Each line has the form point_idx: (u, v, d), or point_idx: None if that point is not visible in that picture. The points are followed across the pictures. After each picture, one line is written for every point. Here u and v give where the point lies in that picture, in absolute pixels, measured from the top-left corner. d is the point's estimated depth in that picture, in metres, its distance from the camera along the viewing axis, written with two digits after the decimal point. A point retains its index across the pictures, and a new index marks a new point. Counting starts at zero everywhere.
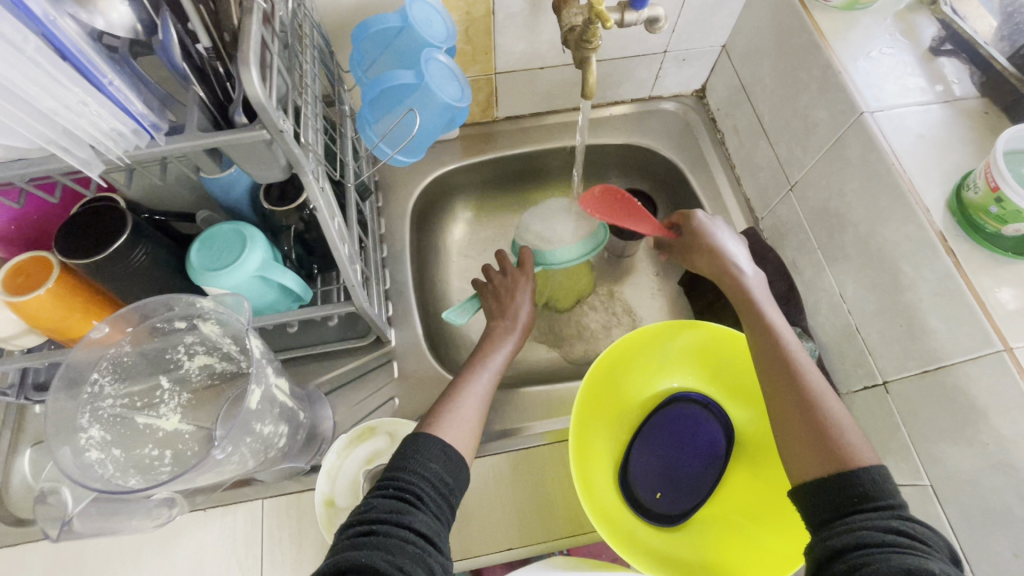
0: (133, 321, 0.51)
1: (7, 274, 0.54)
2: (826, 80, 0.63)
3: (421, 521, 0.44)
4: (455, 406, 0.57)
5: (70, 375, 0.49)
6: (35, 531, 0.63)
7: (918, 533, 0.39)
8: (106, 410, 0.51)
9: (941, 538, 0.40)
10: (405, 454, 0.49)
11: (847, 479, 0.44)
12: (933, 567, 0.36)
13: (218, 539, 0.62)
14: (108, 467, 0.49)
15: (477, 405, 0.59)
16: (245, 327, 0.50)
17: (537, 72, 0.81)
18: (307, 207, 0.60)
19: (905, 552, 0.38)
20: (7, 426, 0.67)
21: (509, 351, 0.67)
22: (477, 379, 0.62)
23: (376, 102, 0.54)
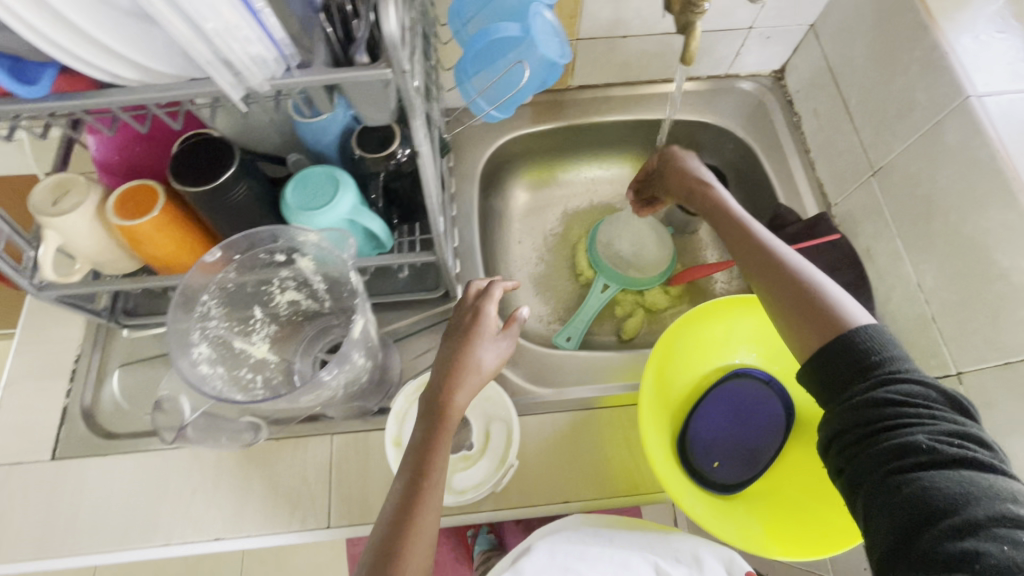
0: (241, 249, 0.54)
1: (118, 201, 0.58)
2: (930, 62, 0.62)
3: None
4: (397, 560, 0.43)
5: (186, 294, 0.52)
6: (120, 446, 0.67)
7: (916, 394, 0.42)
8: (212, 330, 0.54)
9: (936, 382, 0.43)
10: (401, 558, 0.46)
11: (847, 359, 0.46)
12: (924, 438, 0.40)
13: (290, 467, 0.66)
14: (217, 382, 0.52)
15: (427, 542, 0.46)
16: (348, 263, 0.53)
17: (619, 41, 0.80)
18: (396, 156, 0.62)
19: (899, 433, 0.41)
20: (98, 345, 0.72)
21: (447, 441, 0.51)
22: (425, 503, 0.46)
23: (480, 55, 0.54)
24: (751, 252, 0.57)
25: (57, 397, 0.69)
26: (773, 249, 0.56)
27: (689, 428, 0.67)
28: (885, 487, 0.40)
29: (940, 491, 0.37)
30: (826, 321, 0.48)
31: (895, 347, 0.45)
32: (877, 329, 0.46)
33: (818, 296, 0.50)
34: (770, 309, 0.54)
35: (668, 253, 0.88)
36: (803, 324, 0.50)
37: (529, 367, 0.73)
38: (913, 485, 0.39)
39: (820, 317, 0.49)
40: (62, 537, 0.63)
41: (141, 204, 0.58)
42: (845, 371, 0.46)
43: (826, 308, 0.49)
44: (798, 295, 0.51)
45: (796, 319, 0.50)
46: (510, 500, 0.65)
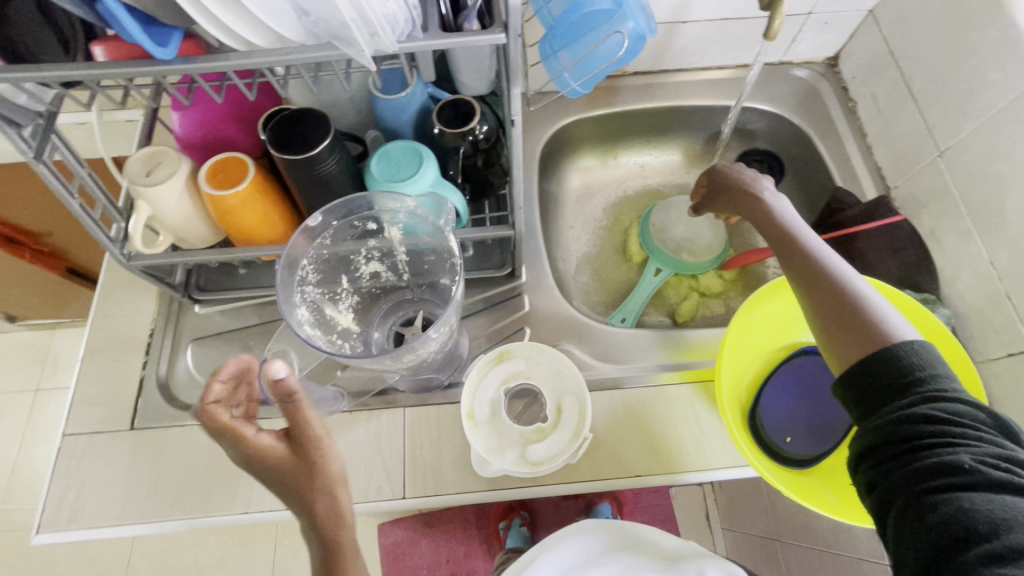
0: (339, 215, 0.57)
1: (208, 172, 0.60)
2: (1006, 41, 0.62)
3: None
4: None
5: (290, 258, 0.55)
6: (196, 416, 0.68)
7: (962, 414, 0.42)
8: (308, 294, 0.58)
9: (982, 402, 0.43)
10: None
11: (887, 373, 0.45)
12: (965, 458, 0.40)
13: (363, 439, 0.67)
14: (318, 341, 0.56)
15: None
16: (444, 229, 0.56)
17: (680, 26, 0.82)
18: (474, 133, 0.63)
19: (939, 453, 0.41)
20: (169, 320, 0.74)
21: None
22: None
23: (569, 31, 0.56)
24: (796, 259, 0.56)
25: (133, 368, 0.71)
26: (819, 257, 0.54)
27: (759, 403, 0.67)
28: (921, 506, 0.40)
29: (980, 513, 0.38)
30: (871, 337, 0.47)
31: (941, 364, 0.45)
32: (925, 348, 0.45)
33: (861, 308, 0.49)
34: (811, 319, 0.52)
35: (722, 237, 0.89)
36: (843, 333, 0.49)
37: (594, 344, 0.74)
38: (951, 506, 0.39)
39: (865, 332, 0.48)
40: (143, 504, 0.64)
41: (231, 175, 0.60)
42: (884, 388, 0.45)
43: (870, 322, 0.48)
44: (842, 307, 0.50)
45: (836, 328, 0.49)
46: (583, 472, 0.65)
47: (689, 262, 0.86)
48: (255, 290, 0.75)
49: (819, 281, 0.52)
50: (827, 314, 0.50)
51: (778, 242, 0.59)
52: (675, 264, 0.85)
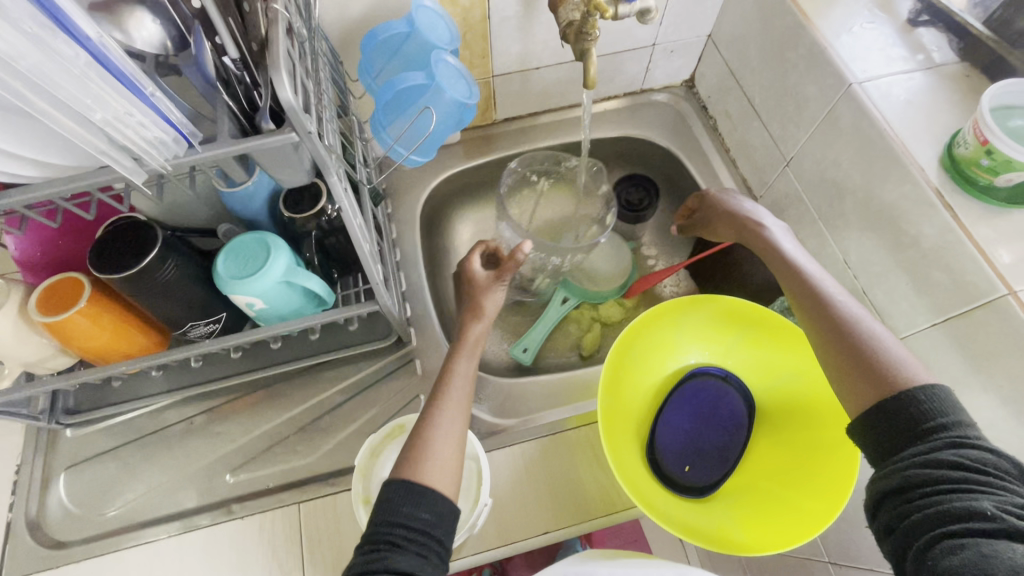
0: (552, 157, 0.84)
1: (41, 295, 0.57)
2: (814, 57, 0.66)
3: (403, 561, 0.45)
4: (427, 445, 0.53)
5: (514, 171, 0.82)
6: (72, 552, 0.64)
7: (986, 462, 0.39)
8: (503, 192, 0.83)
9: (1011, 454, 0.40)
10: (378, 508, 0.48)
11: (904, 416, 0.44)
12: (989, 506, 0.37)
13: (258, 544, 0.64)
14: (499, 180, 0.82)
15: (450, 439, 0.54)
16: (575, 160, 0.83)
17: (532, 73, 0.84)
18: (325, 213, 0.63)
19: (960, 498, 0.38)
20: (40, 452, 0.69)
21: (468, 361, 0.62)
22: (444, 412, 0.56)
23: (390, 106, 0.56)
24: (802, 298, 0.55)
25: (1, 514, 0.66)
26: (826, 296, 0.54)
27: (656, 434, 0.67)
28: (938, 551, 0.37)
29: (1001, 560, 0.34)
30: (884, 380, 0.46)
31: (963, 412, 0.43)
32: (944, 391, 0.44)
33: (877, 354, 0.48)
34: (821, 359, 0.52)
35: (625, 263, 0.91)
36: (858, 376, 0.48)
37: (491, 400, 0.73)
38: (971, 552, 0.35)
39: (877, 373, 0.47)
40: None
41: (67, 295, 0.57)
42: (901, 431, 0.43)
43: (888, 368, 0.47)
44: (851, 348, 0.49)
45: (851, 372, 0.48)
46: (489, 539, 0.63)
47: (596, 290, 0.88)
48: (130, 404, 0.71)
49: (833, 322, 0.52)
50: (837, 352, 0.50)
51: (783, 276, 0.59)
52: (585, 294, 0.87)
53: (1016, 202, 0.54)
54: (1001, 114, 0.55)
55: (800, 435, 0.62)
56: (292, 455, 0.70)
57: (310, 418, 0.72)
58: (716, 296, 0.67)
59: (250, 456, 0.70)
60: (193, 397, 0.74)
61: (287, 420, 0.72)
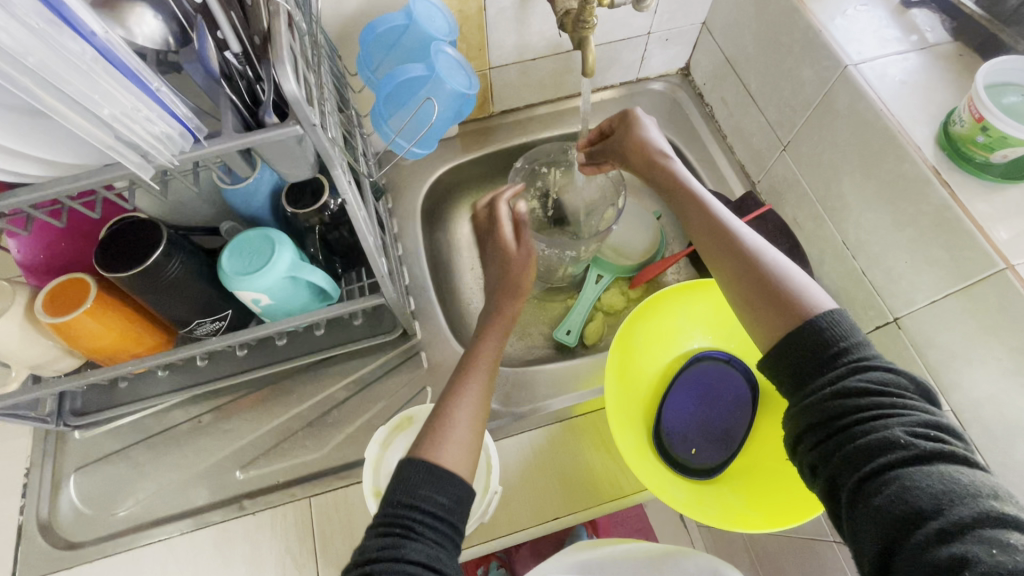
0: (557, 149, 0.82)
1: (45, 298, 0.57)
2: (808, 41, 0.67)
3: (416, 551, 0.43)
4: (449, 411, 0.54)
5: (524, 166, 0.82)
6: (85, 552, 0.64)
7: (887, 382, 0.42)
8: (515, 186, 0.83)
9: (902, 368, 0.43)
10: (395, 486, 0.47)
11: (812, 346, 0.45)
12: (900, 432, 0.39)
13: (270, 538, 0.65)
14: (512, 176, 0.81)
15: (471, 403, 0.55)
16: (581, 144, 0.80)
17: (529, 64, 0.84)
18: (328, 207, 0.63)
19: (876, 429, 0.40)
20: (48, 454, 0.70)
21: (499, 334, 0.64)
22: (471, 380, 0.58)
23: (391, 98, 0.56)
24: (710, 240, 0.56)
25: (11, 516, 0.66)
26: (733, 236, 0.54)
27: (662, 418, 0.67)
28: (867, 488, 0.39)
29: (923, 490, 0.36)
30: (793, 313, 0.47)
31: (857, 331, 0.45)
32: (843, 315, 0.46)
33: (781, 284, 0.49)
34: (733, 297, 0.52)
35: (655, 238, 0.91)
36: (766, 309, 0.49)
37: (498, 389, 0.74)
38: (895, 486, 0.37)
39: (786, 306, 0.48)
40: None
41: (73, 296, 0.57)
42: (811, 361, 0.45)
43: (793, 297, 0.48)
44: (761, 285, 0.50)
45: (761, 306, 0.49)
46: (500, 526, 0.64)
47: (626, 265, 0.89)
48: (139, 403, 0.71)
49: (737, 256, 0.53)
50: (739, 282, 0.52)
51: (690, 217, 0.59)
52: (616, 268, 0.88)
53: (1013, 178, 0.55)
54: (995, 92, 0.55)
55: None
56: (300, 450, 0.70)
57: (317, 413, 0.73)
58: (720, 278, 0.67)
59: (260, 452, 0.70)
60: (201, 395, 0.74)
61: (295, 415, 0.73)
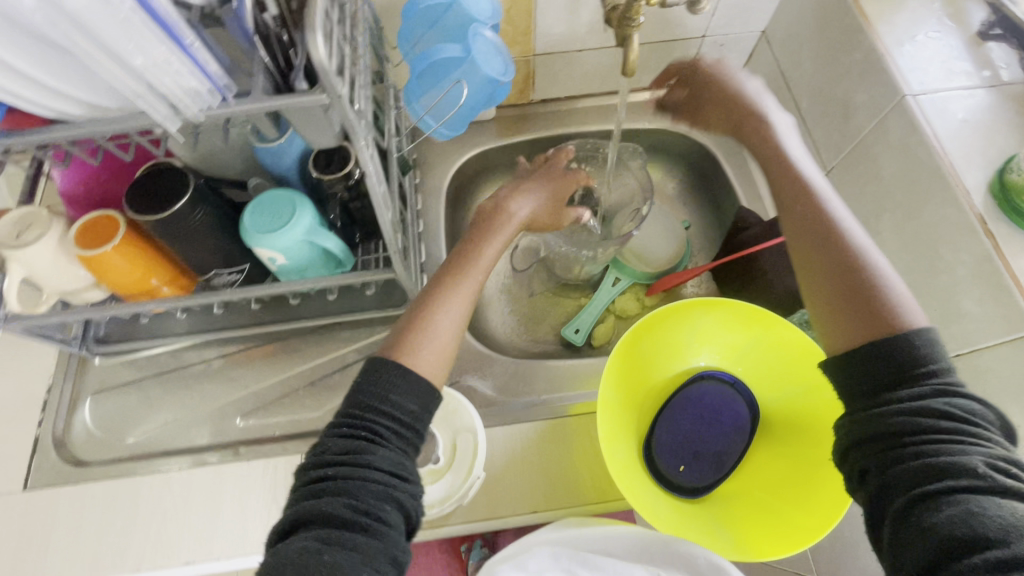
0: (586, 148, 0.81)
1: (79, 231, 0.60)
2: (869, 64, 0.63)
3: (382, 457, 0.44)
4: (427, 325, 0.53)
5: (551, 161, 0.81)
6: (92, 471, 0.68)
7: (971, 411, 0.39)
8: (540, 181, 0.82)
9: (988, 402, 0.40)
10: (364, 385, 0.48)
11: (892, 356, 0.42)
12: (979, 461, 0.37)
13: (260, 486, 0.67)
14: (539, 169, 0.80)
15: (453, 330, 0.54)
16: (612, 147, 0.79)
17: (575, 55, 0.82)
18: (353, 176, 0.63)
19: (950, 453, 0.37)
20: (70, 374, 0.74)
21: (493, 252, 0.61)
22: (452, 299, 0.55)
23: (424, 76, 0.56)
24: (804, 211, 0.49)
25: (30, 428, 0.71)
26: (834, 223, 0.48)
27: (655, 431, 0.67)
28: (925, 505, 0.36)
29: (991, 519, 0.34)
30: (880, 319, 0.43)
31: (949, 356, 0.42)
32: (937, 336, 0.42)
33: (875, 287, 0.44)
34: (812, 288, 0.47)
35: (680, 248, 0.89)
36: (849, 309, 0.44)
37: (497, 377, 0.74)
38: (959, 508, 0.35)
39: (876, 315, 0.43)
40: (36, 564, 0.64)
41: (102, 233, 0.60)
42: (888, 371, 0.42)
43: (885, 305, 0.44)
44: (852, 280, 0.45)
45: (845, 305, 0.45)
46: (478, 511, 0.65)
47: (644, 271, 0.88)
48: (156, 341, 0.75)
49: (831, 244, 0.47)
50: (831, 271, 0.46)
51: (781, 182, 0.52)
52: (634, 272, 0.87)
53: None
54: None
55: (801, 450, 0.62)
56: (300, 408, 0.73)
57: (320, 374, 0.75)
58: (743, 302, 0.65)
59: (262, 403, 0.73)
60: (215, 341, 0.77)
61: (299, 373, 0.75)
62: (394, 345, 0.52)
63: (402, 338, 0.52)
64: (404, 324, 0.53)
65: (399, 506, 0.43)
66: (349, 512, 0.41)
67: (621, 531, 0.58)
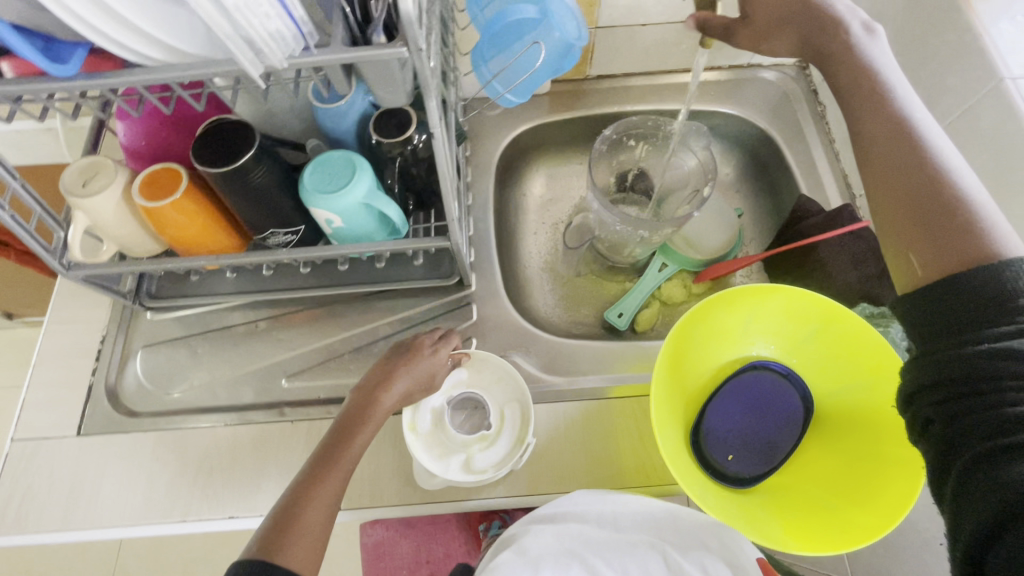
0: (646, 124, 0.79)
1: (141, 183, 0.60)
2: (962, 46, 0.59)
3: None
4: (298, 524, 0.50)
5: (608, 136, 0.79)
6: (142, 422, 0.69)
7: None
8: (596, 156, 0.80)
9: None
10: None
11: (975, 295, 0.40)
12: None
13: (303, 447, 0.68)
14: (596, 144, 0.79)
15: (325, 513, 0.52)
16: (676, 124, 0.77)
17: (638, 29, 0.80)
18: (411, 142, 0.62)
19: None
20: (122, 326, 0.75)
21: (372, 430, 0.59)
22: (327, 484, 0.54)
23: (496, 38, 0.54)
24: (890, 130, 0.46)
25: (84, 375, 0.72)
26: (920, 145, 0.45)
27: (705, 418, 0.66)
28: (994, 458, 0.37)
29: None
30: (964, 249, 0.42)
31: None
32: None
33: (962, 216, 0.42)
34: (891, 217, 0.46)
35: (732, 236, 0.86)
36: (932, 239, 0.43)
37: (542, 355, 0.73)
38: None
39: (962, 245, 0.42)
40: (86, 508, 0.65)
41: (164, 186, 0.60)
42: (968, 310, 0.40)
43: (973, 233, 0.42)
44: (938, 210, 0.43)
45: (925, 236, 0.43)
46: (520, 486, 0.64)
47: (694, 258, 0.85)
48: (205, 297, 0.76)
49: (917, 170, 0.44)
50: (915, 197, 0.44)
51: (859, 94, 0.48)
52: (685, 258, 0.84)
53: None
54: None
55: (859, 447, 0.60)
56: (344, 373, 0.73)
57: (365, 341, 0.75)
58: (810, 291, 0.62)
59: (307, 366, 0.74)
60: (263, 302, 0.77)
61: (344, 338, 0.75)
62: (265, 547, 0.48)
63: (272, 539, 0.49)
64: (281, 521, 0.50)
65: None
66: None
67: (646, 505, 0.60)
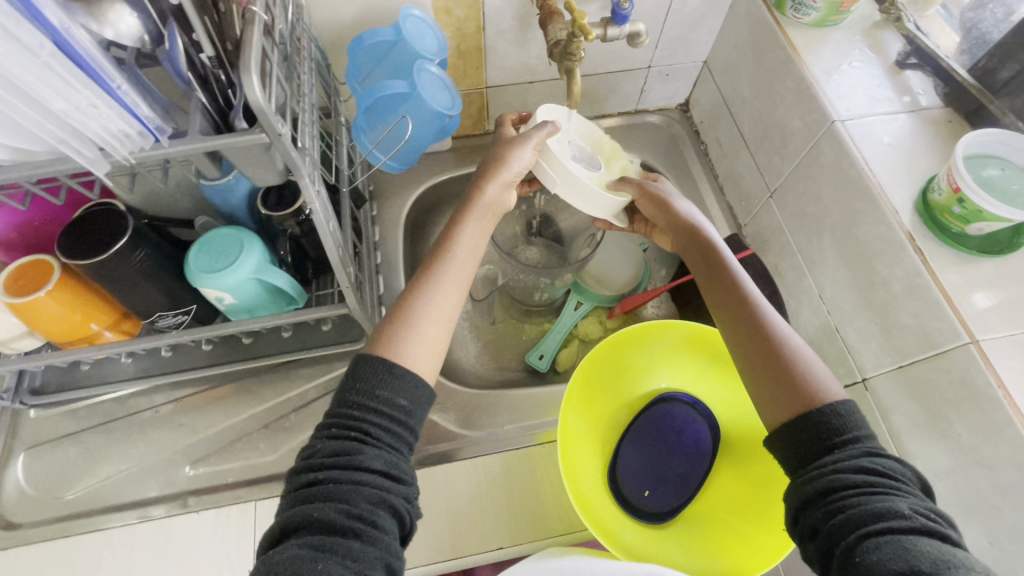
0: None
1: (8, 278, 0.57)
2: (802, 91, 0.66)
3: (372, 458, 0.43)
4: (411, 322, 0.51)
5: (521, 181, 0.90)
6: (25, 534, 0.63)
7: (885, 465, 0.41)
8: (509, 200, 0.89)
9: (905, 459, 0.42)
10: (349, 386, 0.47)
11: (811, 428, 0.43)
12: (904, 505, 0.38)
13: (210, 537, 0.63)
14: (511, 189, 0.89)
15: (439, 320, 0.52)
16: None
17: (527, 86, 0.84)
18: (303, 212, 0.62)
19: (877, 500, 0.38)
20: (2, 430, 0.70)
21: (500, 188, 0.59)
22: (434, 287, 0.53)
23: (370, 110, 0.57)
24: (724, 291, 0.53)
25: None
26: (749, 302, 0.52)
27: (619, 457, 0.67)
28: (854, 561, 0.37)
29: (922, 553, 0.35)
30: (799, 395, 0.45)
31: (861, 416, 0.44)
32: (850, 405, 0.44)
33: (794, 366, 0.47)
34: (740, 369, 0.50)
35: (639, 270, 0.90)
36: (768, 390, 0.47)
37: (460, 410, 0.73)
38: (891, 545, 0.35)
39: (797, 390, 0.46)
40: None
41: (36, 278, 0.57)
42: (809, 441, 0.43)
43: (802, 380, 0.46)
44: (771, 360, 0.48)
45: (765, 382, 0.47)
46: (442, 551, 0.63)
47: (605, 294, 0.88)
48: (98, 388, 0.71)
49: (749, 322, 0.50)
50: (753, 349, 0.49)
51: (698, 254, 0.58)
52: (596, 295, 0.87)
53: (985, 251, 0.55)
54: (973, 164, 0.56)
55: (760, 467, 0.62)
56: (253, 452, 0.70)
57: (275, 415, 0.72)
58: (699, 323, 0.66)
59: (212, 449, 0.70)
60: (162, 386, 0.73)
61: (253, 415, 0.72)
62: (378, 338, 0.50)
63: (385, 331, 0.50)
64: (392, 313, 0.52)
65: (391, 511, 0.42)
66: (341, 517, 0.39)
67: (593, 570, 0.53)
